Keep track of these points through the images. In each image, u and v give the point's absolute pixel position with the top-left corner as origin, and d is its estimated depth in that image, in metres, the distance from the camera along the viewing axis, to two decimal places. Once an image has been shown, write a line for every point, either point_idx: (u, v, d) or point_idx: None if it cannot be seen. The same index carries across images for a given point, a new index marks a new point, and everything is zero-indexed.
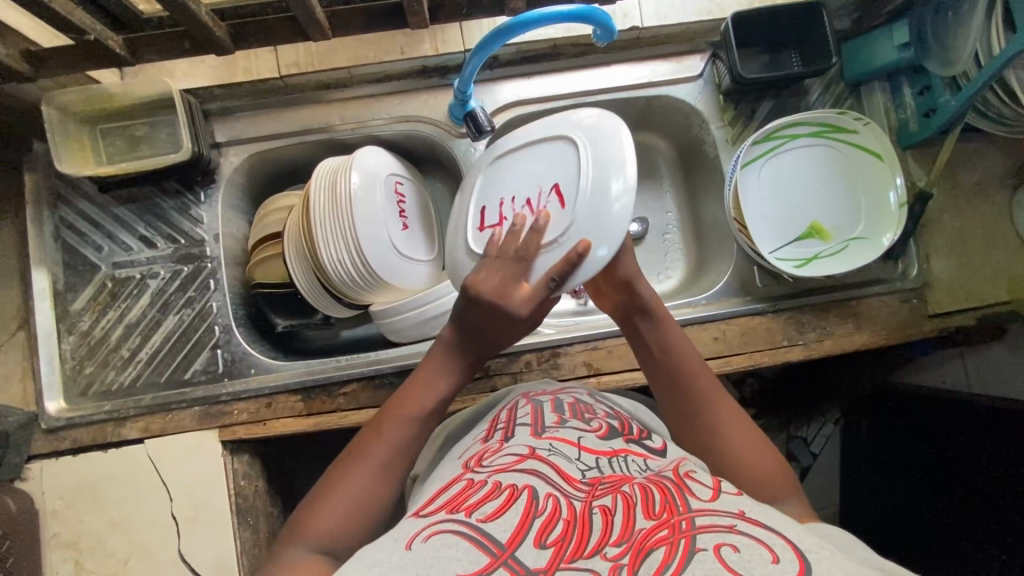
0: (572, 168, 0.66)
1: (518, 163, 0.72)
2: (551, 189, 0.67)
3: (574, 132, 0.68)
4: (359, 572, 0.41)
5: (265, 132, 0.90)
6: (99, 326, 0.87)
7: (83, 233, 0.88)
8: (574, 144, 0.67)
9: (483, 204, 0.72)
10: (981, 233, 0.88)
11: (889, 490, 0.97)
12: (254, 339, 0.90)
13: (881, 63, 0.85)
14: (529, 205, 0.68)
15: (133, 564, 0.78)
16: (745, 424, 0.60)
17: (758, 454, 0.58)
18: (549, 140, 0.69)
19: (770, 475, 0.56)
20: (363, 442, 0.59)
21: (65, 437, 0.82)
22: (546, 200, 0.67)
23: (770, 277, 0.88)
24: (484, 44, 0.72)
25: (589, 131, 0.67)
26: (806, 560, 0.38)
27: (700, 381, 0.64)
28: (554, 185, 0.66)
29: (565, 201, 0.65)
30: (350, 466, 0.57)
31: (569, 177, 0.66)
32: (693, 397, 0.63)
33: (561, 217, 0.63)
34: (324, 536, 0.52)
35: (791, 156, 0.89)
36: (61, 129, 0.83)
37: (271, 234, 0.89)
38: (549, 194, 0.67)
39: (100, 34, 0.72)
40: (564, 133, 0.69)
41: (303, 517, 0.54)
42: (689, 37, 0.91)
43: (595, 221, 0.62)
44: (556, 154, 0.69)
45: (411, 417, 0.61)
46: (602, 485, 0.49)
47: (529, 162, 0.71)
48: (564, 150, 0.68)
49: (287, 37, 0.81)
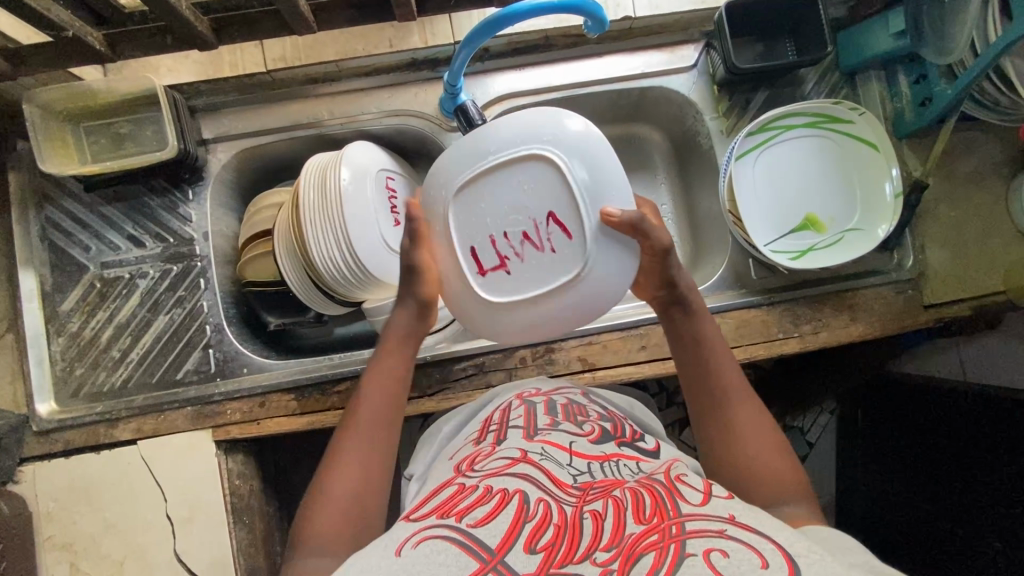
0: (562, 191, 0.57)
1: (493, 184, 0.58)
2: (545, 219, 0.58)
3: (549, 147, 0.57)
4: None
5: (252, 129, 0.89)
6: (89, 328, 0.86)
7: (70, 232, 0.86)
8: (555, 163, 0.56)
9: (471, 244, 0.59)
10: (977, 222, 0.87)
11: (885, 479, 0.97)
12: (246, 338, 0.89)
13: (877, 51, 0.83)
14: (525, 239, 0.58)
15: (129, 564, 0.78)
16: (765, 427, 0.59)
17: (774, 460, 0.57)
18: (523, 154, 0.57)
19: (784, 482, 0.56)
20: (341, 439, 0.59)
21: (57, 439, 0.82)
22: (545, 233, 0.58)
23: (765, 268, 0.88)
24: (473, 35, 0.70)
25: (568, 147, 0.57)
26: (795, 564, 0.38)
27: (725, 377, 0.62)
28: (549, 213, 0.57)
29: (570, 234, 0.57)
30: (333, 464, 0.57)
31: (562, 201, 0.57)
32: (714, 393, 0.62)
33: (572, 256, 0.58)
34: (328, 541, 0.52)
35: (785, 147, 0.88)
36: (43, 128, 0.81)
37: (262, 231, 0.87)
38: (542, 223, 0.58)
39: (79, 30, 0.70)
40: (537, 150, 0.57)
41: (301, 530, 0.54)
42: (681, 27, 0.90)
43: (608, 257, 0.58)
44: (536, 172, 0.57)
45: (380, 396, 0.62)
46: (594, 490, 0.49)
47: (505, 186, 0.58)
48: (543, 168, 0.57)
49: (272, 31, 0.79)
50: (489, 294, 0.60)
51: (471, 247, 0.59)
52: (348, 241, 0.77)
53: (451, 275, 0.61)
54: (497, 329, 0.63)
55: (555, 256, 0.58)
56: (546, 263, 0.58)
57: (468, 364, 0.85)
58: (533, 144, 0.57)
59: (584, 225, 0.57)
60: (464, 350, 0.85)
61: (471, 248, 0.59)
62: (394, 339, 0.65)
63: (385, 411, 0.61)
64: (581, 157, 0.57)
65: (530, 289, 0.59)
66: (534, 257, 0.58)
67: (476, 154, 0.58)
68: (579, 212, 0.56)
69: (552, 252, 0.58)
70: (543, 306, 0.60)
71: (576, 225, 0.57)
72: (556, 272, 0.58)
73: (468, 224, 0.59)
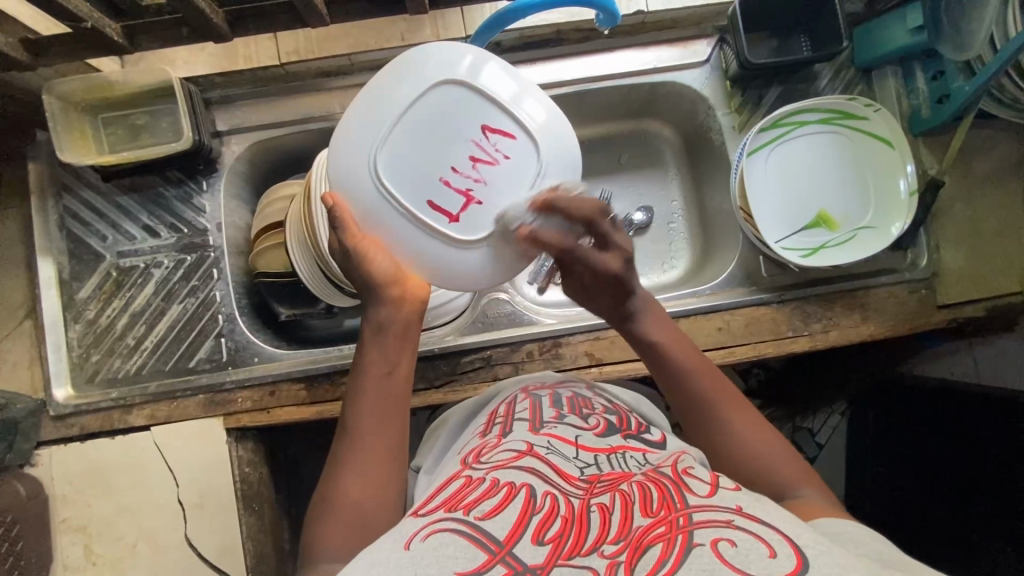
0: (481, 100, 0.56)
1: (389, 117, 0.55)
2: (484, 132, 0.56)
3: (436, 74, 0.56)
4: (358, 573, 0.40)
5: (266, 122, 0.90)
6: (105, 316, 0.87)
7: (87, 222, 0.88)
8: (461, 82, 0.56)
9: (427, 200, 0.56)
10: (995, 220, 0.86)
11: (895, 483, 0.96)
12: (257, 328, 0.91)
13: (895, 47, 0.82)
14: (473, 159, 0.56)
15: (142, 548, 0.80)
16: (726, 390, 0.61)
17: (736, 416, 0.59)
18: (406, 106, 0.55)
19: (755, 430, 0.58)
20: (338, 452, 0.58)
21: (72, 424, 0.83)
22: (491, 146, 0.56)
23: (775, 266, 0.87)
24: (483, 29, 0.70)
25: (450, 63, 0.56)
26: (802, 554, 0.38)
27: (674, 350, 0.64)
28: (481, 127, 0.56)
29: (510, 133, 0.56)
30: (331, 475, 0.56)
31: (484, 111, 0.56)
32: (699, 401, 0.61)
33: (523, 154, 0.57)
34: (333, 549, 0.51)
35: (798, 144, 0.87)
36: (63, 119, 0.83)
37: (274, 223, 0.88)
38: (480, 140, 0.56)
39: (98, 21, 0.71)
40: (428, 84, 0.55)
41: (309, 542, 0.53)
42: (695, 21, 0.90)
43: (556, 140, 0.58)
44: (451, 104, 0.56)
45: (371, 395, 0.60)
46: (601, 483, 0.50)
47: (406, 123, 0.55)
48: (448, 92, 0.56)
49: (286, 22, 0.80)
50: (466, 238, 0.57)
51: (431, 199, 0.56)
52: None
53: (415, 240, 0.58)
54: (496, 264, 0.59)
55: (511, 161, 0.56)
56: (511, 179, 0.56)
57: (475, 358, 0.85)
58: (392, 87, 0.56)
59: (520, 120, 0.56)
60: (472, 343, 0.85)
61: (416, 189, 0.56)
62: (377, 324, 0.62)
63: (381, 407, 0.59)
64: (453, 60, 0.56)
65: (509, 210, 0.57)
66: (492, 173, 0.56)
67: (359, 117, 0.56)
68: (506, 108, 0.56)
69: (506, 160, 0.56)
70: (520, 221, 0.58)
71: (509, 121, 0.56)
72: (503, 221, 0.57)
73: (410, 177, 0.56)
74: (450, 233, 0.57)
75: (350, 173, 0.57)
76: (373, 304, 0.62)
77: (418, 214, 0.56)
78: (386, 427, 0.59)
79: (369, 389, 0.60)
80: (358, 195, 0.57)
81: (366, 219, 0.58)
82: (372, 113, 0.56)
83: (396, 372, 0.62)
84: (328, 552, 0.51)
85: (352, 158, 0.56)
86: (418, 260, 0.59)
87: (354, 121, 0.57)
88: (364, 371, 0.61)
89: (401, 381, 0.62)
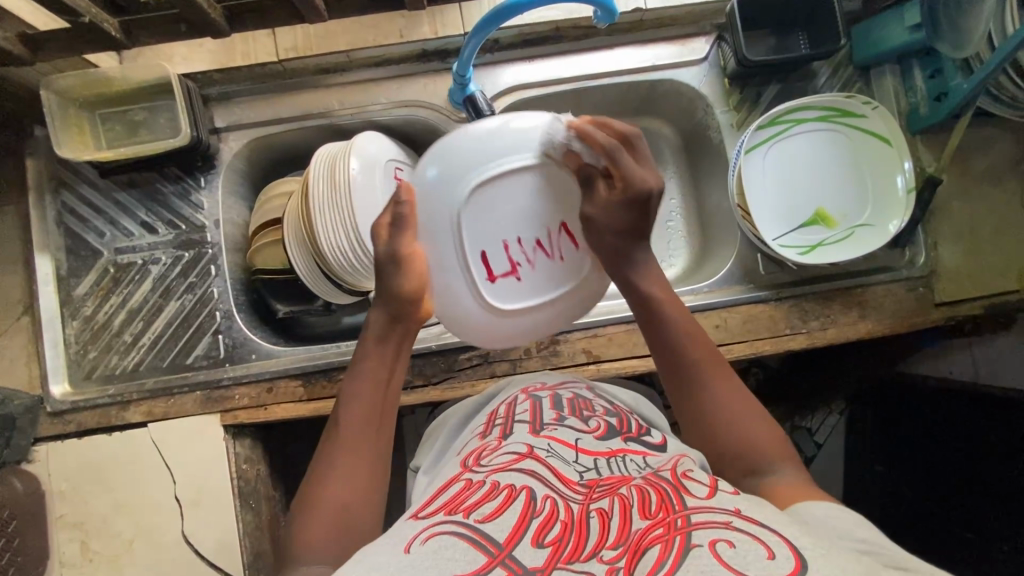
0: (575, 202, 0.61)
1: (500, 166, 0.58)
2: (559, 227, 0.61)
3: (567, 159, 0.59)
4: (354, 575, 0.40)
5: (265, 119, 0.90)
6: (102, 312, 0.87)
7: (85, 218, 0.88)
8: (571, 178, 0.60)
9: (479, 250, 0.59)
10: (992, 220, 0.86)
11: (892, 481, 0.96)
12: (255, 324, 0.91)
13: (893, 45, 0.82)
14: (535, 245, 0.60)
15: (139, 544, 0.80)
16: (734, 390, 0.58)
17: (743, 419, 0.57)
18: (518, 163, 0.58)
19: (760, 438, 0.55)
20: (326, 454, 0.57)
21: (70, 420, 0.83)
22: (556, 244, 0.61)
23: (773, 264, 0.87)
24: (479, 27, 0.69)
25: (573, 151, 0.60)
26: (801, 555, 0.38)
27: (685, 335, 0.61)
28: (561, 224, 0.61)
29: (578, 242, 0.62)
30: (318, 474, 0.56)
31: (572, 213, 0.61)
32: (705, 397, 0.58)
33: (579, 261, 0.63)
34: (319, 550, 0.51)
35: (797, 141, 0.87)
36: (60, 115, 0.83)
37: (271, 220, 0.88)
38: (552, 232, 0.61)
39: (95, 16, 0.71)
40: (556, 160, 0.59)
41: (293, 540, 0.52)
42: (693, 19, 0.90)
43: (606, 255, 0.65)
44: (549, 191, 0.59)
45: (364, 400, 0.60)
46: (600, 487, 0.49)
47: (509, 180, 0.58)
48: (558, 176, 0.59)
49: (284, 18, 0.80)
50: (491, 301, 0.61)
51: (484, 249, 0.59)
52: (350, 218, 0.75)
53: (448, 277, 0.60)
54: (499, 330, 0.64)
55: (563, 260, 0.62)
56: (556, 270, 0.62)
57: (472, 355, 0.85)
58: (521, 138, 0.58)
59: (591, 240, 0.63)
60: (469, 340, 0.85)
61: (479, 237, 0.59)
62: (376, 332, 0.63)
63: (373, 413, 0.59)
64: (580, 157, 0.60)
65: (535, 292, 0.62)
66: (542, 263, 0.61)
67: (476, 139, 0.58)
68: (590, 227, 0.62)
69: (559, 261, 0.62)
70: (542, 309, 0.63)
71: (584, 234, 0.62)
72: (553, 127, 0.58)
73: (481, 226, 0.59)
74: (478, 287, 0.60)
75: (440, 182, 0.58)
76: (375, 311, 0.63)
77: (465, 254, 0.59)
78: (376, 433, 0.59)
79: (361, 395, 0.60)
80: (430, 208, 0.59)
81: (423, 227, 0.59)
82: (485, 146, 0.58)
83: (391, 381, 0.62)
84: (314, 554, 0.50)
85: (446, 172, 0.58)
86: (438, 295, 0.62)
87: (469, 144, 0.58)
88: (360, 377, 0.61)
89: (395, 390, 0.62)
